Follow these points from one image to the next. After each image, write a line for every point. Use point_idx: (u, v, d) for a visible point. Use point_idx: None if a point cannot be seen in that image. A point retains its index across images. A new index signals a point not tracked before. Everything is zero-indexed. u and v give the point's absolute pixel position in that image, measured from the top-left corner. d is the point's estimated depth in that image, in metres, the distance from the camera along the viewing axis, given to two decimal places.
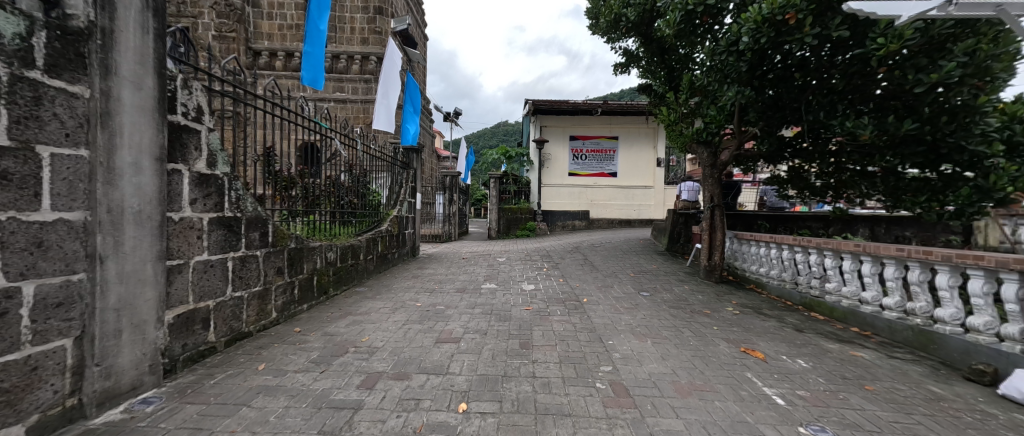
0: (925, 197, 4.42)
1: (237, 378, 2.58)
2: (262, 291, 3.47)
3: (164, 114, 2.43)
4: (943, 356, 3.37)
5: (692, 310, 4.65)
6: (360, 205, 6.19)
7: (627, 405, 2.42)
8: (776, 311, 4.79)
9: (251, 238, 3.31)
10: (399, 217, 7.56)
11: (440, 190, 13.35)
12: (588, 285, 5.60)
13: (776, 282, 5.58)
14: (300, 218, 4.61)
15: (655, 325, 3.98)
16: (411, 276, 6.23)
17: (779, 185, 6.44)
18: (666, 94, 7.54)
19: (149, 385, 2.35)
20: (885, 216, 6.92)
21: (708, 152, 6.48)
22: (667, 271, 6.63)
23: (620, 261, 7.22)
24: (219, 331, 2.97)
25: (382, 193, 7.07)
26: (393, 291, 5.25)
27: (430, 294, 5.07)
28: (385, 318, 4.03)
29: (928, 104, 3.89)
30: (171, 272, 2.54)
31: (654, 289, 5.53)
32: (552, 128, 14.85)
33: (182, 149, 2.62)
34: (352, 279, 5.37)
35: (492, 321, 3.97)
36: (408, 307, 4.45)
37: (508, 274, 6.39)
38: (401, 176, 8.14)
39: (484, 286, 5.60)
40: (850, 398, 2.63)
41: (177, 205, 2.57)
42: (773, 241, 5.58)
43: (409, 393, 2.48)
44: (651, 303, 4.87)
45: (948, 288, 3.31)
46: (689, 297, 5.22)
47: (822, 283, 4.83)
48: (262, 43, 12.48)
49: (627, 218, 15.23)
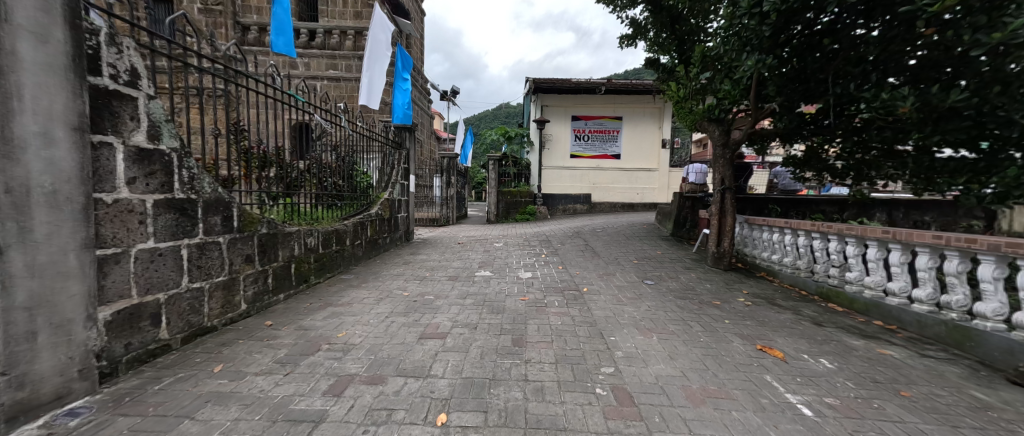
0: (963, 178, 3.98)
1: (186, 382, 2.26)
2: (227, 281, 3.13)
3: (82, 74, 2.03)
4: (981, 355, 3.03)
5: (700, 300, 4.31)
6: (347, 187, 5.82)
7: (632, 416, 2.10)
8: (790, 301, 4.46)
9: (211, 223, 2.95)
10: (391, 200, 7.17)
11: (438, 172, 12.92)
12: (588, 273, 5.26)
13: (789, 270, 5.22)
14: (280, 201, 4.25)
15: (661, 318, 3.65)
16: (402, 263, 5.90)
17: (795, 166, 6.13)
18: (676, 67, 7.03)
19: (79, 393, 2.02)
20: (904, 202, 6.73)
21: (720, 131, 6.07)
22: (673, 257, 6.26)
23: (624, 247, 6.88)
24: (174, 327, 2.65)
25: (372, 175, 6.69)
26: (381, 278, 4.93)
27: (419, 282, 4.76)
28: (367, 309, 3.71)
29: (975, 72, 3.43)
30: (104, 263, 2.18)
31: (659, 277, 5.19)
32: (553, 108, 14.32)
33: (113, 119, 2.24)
34: (338, 267, 5.03)
35: (484, 314, 3.65)
36: (393, 297, 4.13)
37: (504, 261, 6.05)
38: (393, 157, 7.73)
39: (478, 273, 5.27)
40: (886, 407, 2.30)
41: (108, 184, 2.20)
42: (788, 226, 5.20)
43: (381, 402, 2.16)
44: (657, 292, 4.55)
45: (992, 280, 2.95)
46: (696, 286, 4.90)
47: (841, 272, 4.47)
48: (251, 17, 11.90)
49: (630, 202, 14.78)
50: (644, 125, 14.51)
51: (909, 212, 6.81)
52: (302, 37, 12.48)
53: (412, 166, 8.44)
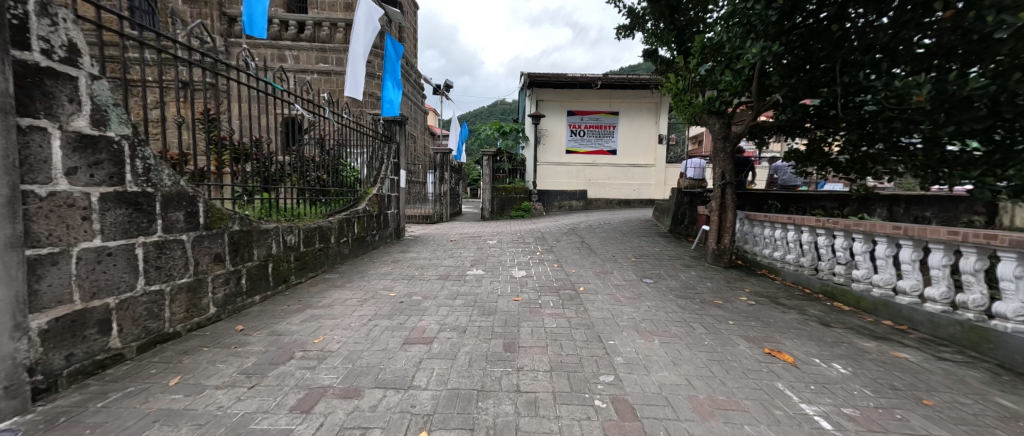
0: (978, 171, 3.80)
1: (135, 398, 2.01)
2: (193, 282, 2.87)
3: (5, 47, 1.76)
4: (1000, 358, 2.86)
5: (702, 300, 4.12)
6: (333, 182, 5.55)
7: (634, 433, 1.88)
8: (795, 300, 4.28)
9: (173, 220, 2.69)
10: (380, 196, 6.90)
11: (431, 168, 12.63)
12: (585, 271, 5.05)
13: (792, 268, 5.04)
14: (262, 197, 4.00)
15: (662, 320, 3.44)
16: (391, 261, 5.64)
17: (797, 160, 5.95)
18: (675, 59, 6.81)
19: (5, 413, 1.76)
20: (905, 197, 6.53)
21: (720, 124, 5.87)
22: (672, 255, 6.06)
23: (621, 244, 6.67)
24: (128, 335, 2.39)
25: (360, 170, 6.43)
26: (367, 278, 4.67)
27: (408, 282, 4.51)
28: (349, 312, 3.46)
29: (992, 58, 3.25)
30: (37, 264, 1.92)
31: (658, 275, 4.99)
32: (548, 102, 14.08)
33: (46, 101, 1.97)
34: (321, 266, 4.77)
35: (474, 316, 3.41)
36: (378, 298, 3.88)
37: (497, 259, 5.81)
38: (382, 151, 7.45)
39: (470, 272, 5.03)
40: (910, 418, 2.10)
41: (41, 175, 1.93)
42: (791, 222, 5.01)
43: (354, 419, 1.92)
44: (656, 291, 4.35)
45: (1013, 278, 2.77)
46: (697, 285, 4.71)
47: (847, 269, 4.30)
48: (238, 8, 11.52)
49: (627, 198, 14.59)
50: (640, 120, 14.31)
51: (911, 207, 6.64)
52: (290, 29, 12.10)
53: (402, 161, 8.16)
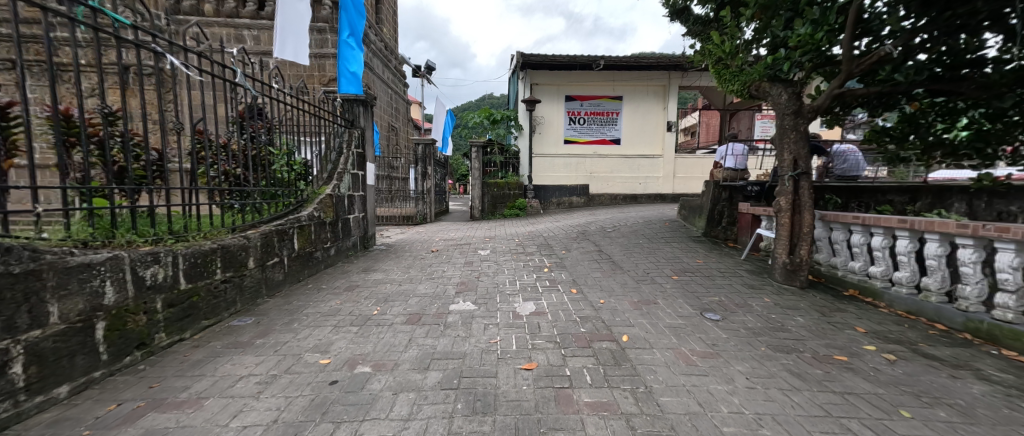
0: None
1: None
2: None
3: None
4: None
5: (816, 355, 2.64)
6: (255, 179, 3.95)
7: None
8: (945, 349, 2.84)
9: None
10: (336, 196, 5.26)
11: (413, 162, 10.97)
12: (619, 303, 3.55)
13: (906, 292, 3.60)
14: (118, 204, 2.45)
15: (792, 415, 1.94)
16: (343, 289, 4.03)
17: (885, 144, 4.53)
18: (716, 14, 5.30)
19: None
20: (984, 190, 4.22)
21: (788, 94, 4.36)
22: (723, 270, 4.61)
23: (651, 254, 5.21)
24: None
25: (300, 163, 4.82)
26: (294, 324, 3.06)
27: (358, 331, 2.93)
28: (224, 417, 1.86)
29: None
30: None
31: (722, 306, 3.52)
32: (543, 86, 12.53)
33: None
34: (228, 307, 3.16)
35: (458, 421, 1.86)
36: (297, 373, 2.30)
37: (492, 282, 4.26)
38: (344, 139, 5.82)
39: (454, 308, 3.46)
40: None
41: None
42: (900, 228, 3.56)
43: None
44: (738, 340, 2.85)
45: None
46: (785, 323, 3.21)
47: (1017, 300, 2.85)
48: None
49: (632, 193, 13.14)
50: (646, 105, 12.85)
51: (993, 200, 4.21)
52: (248, 5, 10.27)
53: (369, 152, 6.45)
